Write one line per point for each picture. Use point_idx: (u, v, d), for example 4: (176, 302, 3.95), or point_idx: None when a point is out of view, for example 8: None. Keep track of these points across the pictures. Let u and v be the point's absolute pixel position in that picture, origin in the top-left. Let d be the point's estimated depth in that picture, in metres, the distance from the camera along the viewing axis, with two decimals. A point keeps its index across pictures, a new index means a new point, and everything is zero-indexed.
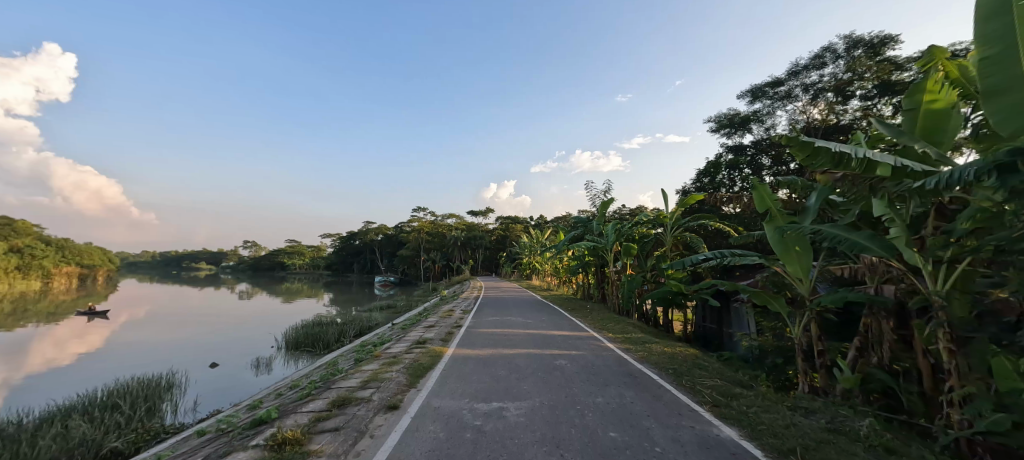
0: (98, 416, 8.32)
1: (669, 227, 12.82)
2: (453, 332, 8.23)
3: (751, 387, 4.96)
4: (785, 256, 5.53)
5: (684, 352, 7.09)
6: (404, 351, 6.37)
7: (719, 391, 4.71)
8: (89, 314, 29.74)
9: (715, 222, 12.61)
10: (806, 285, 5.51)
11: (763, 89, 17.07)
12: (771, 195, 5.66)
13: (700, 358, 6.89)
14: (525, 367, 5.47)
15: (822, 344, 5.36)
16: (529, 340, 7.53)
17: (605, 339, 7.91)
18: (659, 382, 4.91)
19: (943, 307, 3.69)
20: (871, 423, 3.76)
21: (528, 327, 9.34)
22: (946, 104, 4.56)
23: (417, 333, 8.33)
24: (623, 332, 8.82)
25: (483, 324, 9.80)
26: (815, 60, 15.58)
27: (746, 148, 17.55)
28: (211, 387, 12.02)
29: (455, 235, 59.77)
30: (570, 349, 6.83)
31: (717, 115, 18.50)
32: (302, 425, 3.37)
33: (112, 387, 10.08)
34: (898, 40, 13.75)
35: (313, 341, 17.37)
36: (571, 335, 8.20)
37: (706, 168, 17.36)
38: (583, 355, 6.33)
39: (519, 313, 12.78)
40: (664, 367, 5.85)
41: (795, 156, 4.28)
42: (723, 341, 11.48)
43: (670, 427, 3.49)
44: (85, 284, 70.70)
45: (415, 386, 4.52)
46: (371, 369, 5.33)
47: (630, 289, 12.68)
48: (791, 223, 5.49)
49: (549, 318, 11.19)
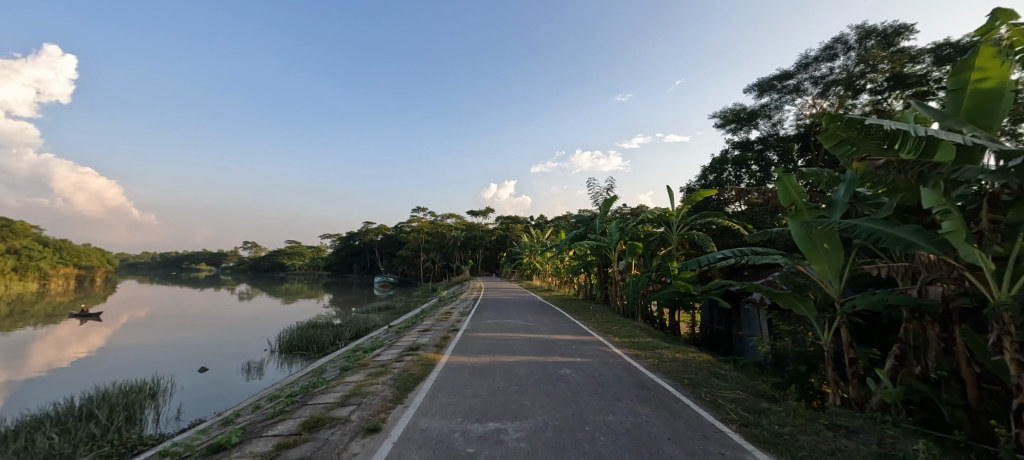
0: (71, 427, 7.83)
1: (675, 226, 12.44)
2: (449, 337, 7.71)
3: (778, 402, 4.42)
4: (812, 254, 5.02)
5: (697, 358, 6.55)
6: (393, 359, 5.83)
7: (743, 405, 4.18)
8: (82, 315, 29.26)
9: (723, 220, 12.09)
10: (835, 287, 5.00)
11: (770, 83, 16.58)
12: (797, 187, 5.14)
13: (715, 365, 6.35)
14: (526, 378, 4.95)
15: (855, 352, 4.83)
16: (530, 345, 7.01)
17: (611, 344, 7.38)
18: (675, 395, 4.38)
19: (1013, 313, 3.16)
20: (927, 448, 3.23)
21: (528, 330, 8.83)
22: (998, 82, 4.04)
23: (410, 338, 7.81)
24: (630, 336, 8.30)
25: (481, 327, 9.28)
26: (825, 52, 15.08)
27: (753, 144, 17.02)
28: (198, 393, 11.49)
29: (455, 235, 59.22)
30: (574, 355, 6.31)
31: (723, 109, 17.95)
32: (261, 455, 2.86)
33: (90, 395, 9.55)
34: (913, 29, 13.21)
35: (307, 344, 16.83)
36: (575, 340, 7.67)
37: (712, 164, 16.86)
38: (589, 363, 5.81)
39: (519, 314, 12.25)
40: (679, 376, 5.33)
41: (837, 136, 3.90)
42: (733, 345, 11.00)
43: (696, 455, 2.97)
44: (84, 285, 70.32)
45: (402, 402, 4.02)
46: (355, 381, 4.79)
47: (635, 289, 12.17)
48: (819, 218, 4.98)
49: (550, 320, 10.69)
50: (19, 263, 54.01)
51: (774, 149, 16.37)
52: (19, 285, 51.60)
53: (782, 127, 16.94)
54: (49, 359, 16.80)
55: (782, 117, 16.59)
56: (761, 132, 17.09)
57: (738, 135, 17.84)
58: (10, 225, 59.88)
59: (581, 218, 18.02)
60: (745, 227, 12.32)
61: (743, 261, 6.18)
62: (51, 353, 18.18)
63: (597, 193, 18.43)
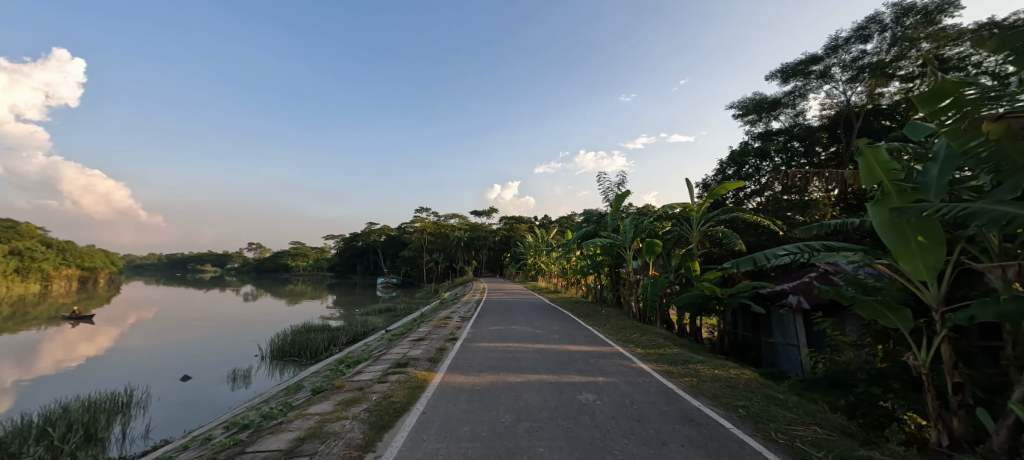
0: (13, 453, 6.81)
1: (695, 223, 11.33)
2: (446, 348, 6.65)
3: (873, 447, 3.35)
4: (904, 250, 3.94)
5: (742, 376, 5.44)
6: (374, 379, 4.77)
7: (831, 451, 3.13)
8: (76, 318, 28.33)
9: (750, 215, 10.97)
10: (934, 293, 3.90)
11: (795, 68, 15.45)
12: (886, 163, 4.04)
13: (767, 385, 5.25)
14: (539, 407, 3.90)
15: (962, 375, 3.75)
16: (540, 359, 5.96)
17: (635, 357, 6.30)
18: (738, 437, 3.31)
19: None
20: None
21: (536, 339, 7.76)
22: None
23: (402, 350, 6.72)
24: (654, 346, 7.23)
25: (483, 335, 8.21)
26: (858, 33, 13.88)
27: (775, 135, 15.86)
28: (177, 406, 10.43)
29: (458, 235, 58.12)
30: (595, 372, 5.26)
31: (743, 98, 16.75)
32: None
33: (49, 411, 8.56)
34: (959, 5, 11.98)
35: (299, 349, 15.78)
36: (592, 352, 6.61)
37: (732, 157, 15.76)
38: (614, 385, 4.73)
39: (525, 319, 11.16)
40: (730, 404, 4.25)
41: (955, 89, 3.60)
42: (763, 353, 9.93)
43: None
44: (86, 286, 69.56)
45: (374, 448, 2.98)
46: (319, 413, 3.74)
47: (653, 293, 11.11)
48: (913, 204, 3.89)
49: (560, 326, 9.61)
50: (20, 265, 53.29)
51: (799, 140, 15.21)
52: (18, 287, 51.00)
53: (806, 117, 15.80)
54: (36, 361, 16.00)
55: (806, 106, 15.53)
56: (784, 122, 16.04)
57: (759, 124, 16.73)
58: (15, 227, 59.74)
59: (591, 215, 16.90)
60: (776, 222, 11.11)
61: (809, 256, 4.72)
62: (59, 353, 17.48)
63: (607, 189, 17.27)
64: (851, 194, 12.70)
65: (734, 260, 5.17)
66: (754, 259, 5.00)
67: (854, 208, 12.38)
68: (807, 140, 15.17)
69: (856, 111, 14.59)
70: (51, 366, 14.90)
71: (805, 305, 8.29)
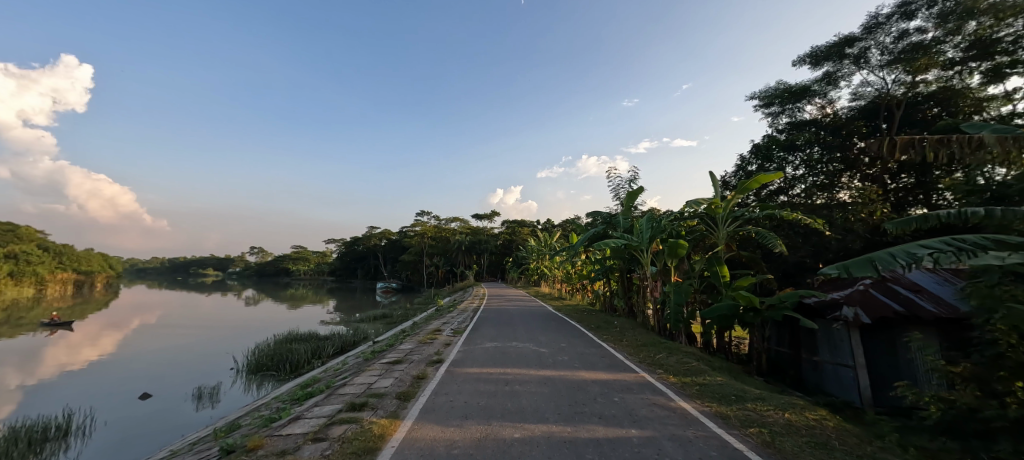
0: None
1: (722, 222, 9.86)
2: (425, 378, 5.13)
3: None
4: None
5: (826, 424, 3.94)
6: (307, 435, 3.30)
7: None
8: (54, 325, 26.65)
9: (787, 213, 9.51)
10: None
11: (827, 52, 14.09)
12: None
13: (865, 438, 3.76)
14: None
15: None
16: (546, 395, 4.51)
17: (674, 392, 4.83)
18: None
19: None
20: None
21: (541, 361, 6.32)
22: None
23: (369, 380, 5.20)
24: (692, 374, 5.75)
25: (477, 355, 6.78)
26: (901, 10, 12.41)
27: (805, 127, 14.44)
28: (125, 429, 8.91)
29: (459, 239, 56.96)
30: (622, 419, 3.76)
31: (765, 88, 15.41)
32: None
33: None
34: None
35: (278, 362, 14.23)
36: (612, 381, 5.18)
37: (757, 150, 14.33)
38: (655, 445, 3.21)
39: (527, 333, 9.69)
40: None
41: None
42: (806, 374, 8.50)
43: None
44: (81, 291, 68.15)
45: None
46: None
47: (676, 303, 9.57)
48: None
49: (569, 343, 8.15)
50: (15, 268, 52.11)
51: (831, 131, 13.70)
52: (12, 290, 49.61)
53: (837, 107, 14.42)
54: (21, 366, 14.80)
55: (837, 94, 14.13)
56: (812, 113, 14.66)
57: (783, 116, 15.42)
58: (13, 230, 58.85)
59: (600, 215, 15.36)
60: (818, 222, 9.50)
61: (960, 258, 3.13)
62: (58, 355, 16.38)
63: (618, 186, 15.95)
64: (891, 189, 11.80)
65: (838, 264, 3.63)
66: (868, 260, 3.45)
67: (896, 206, 11.63)
68: (843, 131, 13.47)
69: (896, 99, 13.25)
70: (24, 372, 13.69)
71: (865, 320, 6.81)
